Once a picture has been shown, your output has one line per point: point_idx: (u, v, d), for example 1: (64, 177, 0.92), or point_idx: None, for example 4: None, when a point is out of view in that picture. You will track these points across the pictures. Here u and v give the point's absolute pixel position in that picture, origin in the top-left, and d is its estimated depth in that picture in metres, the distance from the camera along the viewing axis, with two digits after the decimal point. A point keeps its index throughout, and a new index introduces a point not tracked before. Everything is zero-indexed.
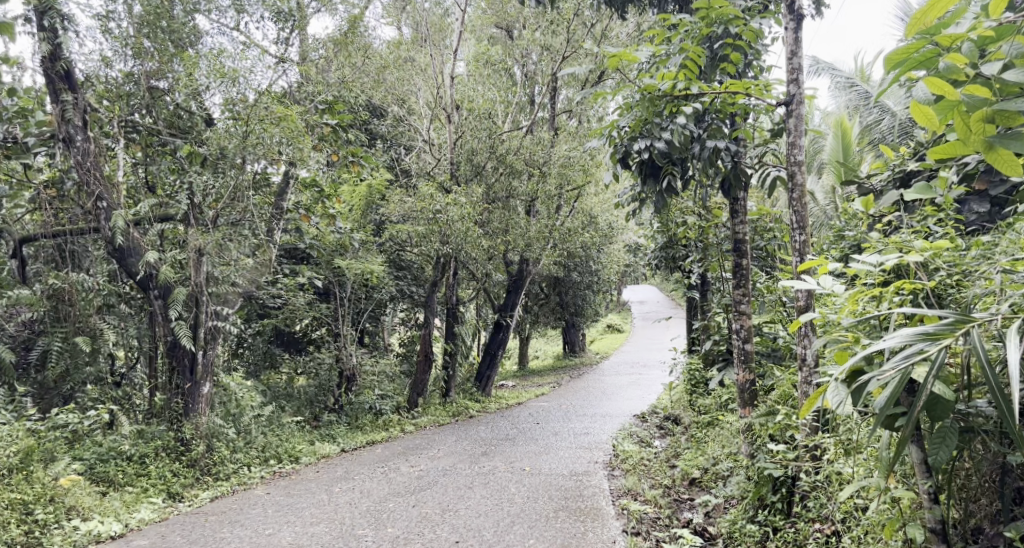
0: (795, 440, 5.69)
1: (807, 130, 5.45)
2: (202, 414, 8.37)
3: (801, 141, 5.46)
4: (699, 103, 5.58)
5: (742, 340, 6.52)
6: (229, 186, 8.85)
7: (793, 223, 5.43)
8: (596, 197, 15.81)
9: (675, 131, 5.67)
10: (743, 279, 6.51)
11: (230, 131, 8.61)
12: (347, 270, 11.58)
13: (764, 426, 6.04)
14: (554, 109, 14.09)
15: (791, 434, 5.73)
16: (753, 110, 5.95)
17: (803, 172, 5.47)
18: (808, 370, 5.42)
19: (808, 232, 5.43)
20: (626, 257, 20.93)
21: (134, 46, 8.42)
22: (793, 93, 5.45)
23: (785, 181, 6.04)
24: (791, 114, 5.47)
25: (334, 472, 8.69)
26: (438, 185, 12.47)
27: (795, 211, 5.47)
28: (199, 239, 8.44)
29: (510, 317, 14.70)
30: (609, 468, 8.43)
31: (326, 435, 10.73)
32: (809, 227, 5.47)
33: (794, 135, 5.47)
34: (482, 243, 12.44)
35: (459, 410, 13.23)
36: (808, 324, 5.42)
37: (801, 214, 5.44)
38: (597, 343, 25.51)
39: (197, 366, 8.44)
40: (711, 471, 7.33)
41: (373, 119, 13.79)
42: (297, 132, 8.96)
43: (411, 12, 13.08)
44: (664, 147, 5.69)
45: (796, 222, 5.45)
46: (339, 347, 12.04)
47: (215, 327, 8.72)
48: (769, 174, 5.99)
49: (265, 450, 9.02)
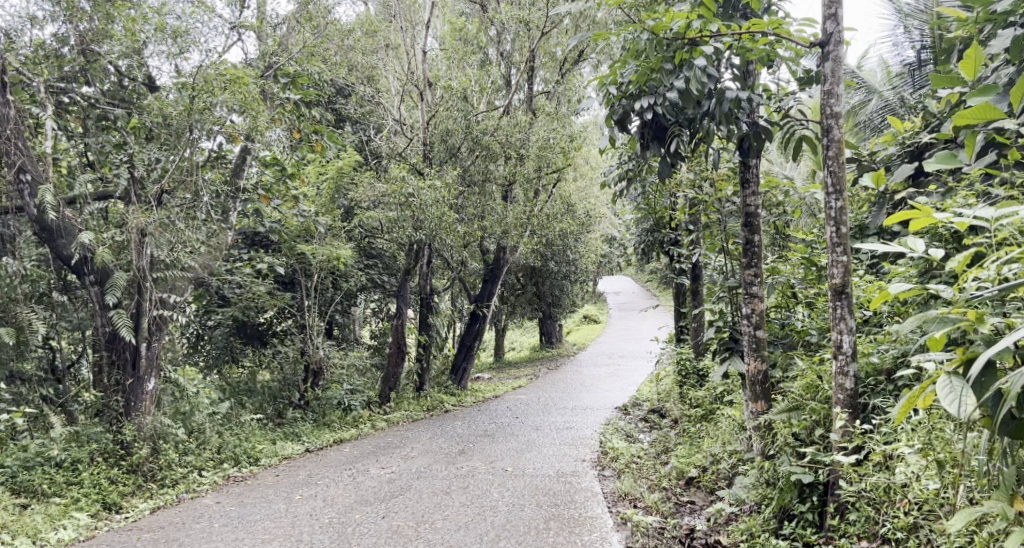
0: (829, 441, 5.17)
1: (844, 77, 4.93)
2: (145, 413, 7.55)
3: (838, 89, 4.89)
4: (719, 46, 5.05)
5: (753, 326, 5.90)
6: (176, 161, 8.05)
7: (831, 186, 4.86)
8: (574, 184, 15.07)
9: (691, 78, 4.99)
10: (754, 258, 5.88)
11: (177, 100, 7.81)
12: (311, 256, 10.74)
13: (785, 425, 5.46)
14: (531, 90, 13.28)
15: (823, 434, 5.20)
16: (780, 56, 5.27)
17: (839, 127, 4.90)
18: (844, 359, 4.90)
19: (847, 195, 4.86)
20: (602, 247, 20.23)
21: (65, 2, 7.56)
22: (830, 31, 4.89)
23: (814, 141, 5.39)
24: (827, 57, 4.94)
25: (296, 476, 7.86)
26: (410, 166, 11.66)
27: (833, 172, 4.90)
28: (140, 218, 7.54)
29: (486, 307, 13.92)
30: (599, 468, 7.72)
31: (290, 432, 9.91)
32: (847, 190, 4.91)
33: (831, 82, 4.92)
34: (457, 228, 11.69)
35: (433, 404, 12.42)
36: (845, 304, 4.86)
37: (838, 175, 4.87)
38: (573, 334, 24.85)
39: (140, 360, 7.64)
40: (710, 470, 6.72)
41: (339, 98, 12.92)
42: (250, 98, 8.08)
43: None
44: (677, 98, 5.05)
45: (832, 185, 4.89)
46: (304, 339, 11.07)
47: (161, 316, 7.81)
48: (797, 131, 5.33)
49: (220, 452, 8.20)
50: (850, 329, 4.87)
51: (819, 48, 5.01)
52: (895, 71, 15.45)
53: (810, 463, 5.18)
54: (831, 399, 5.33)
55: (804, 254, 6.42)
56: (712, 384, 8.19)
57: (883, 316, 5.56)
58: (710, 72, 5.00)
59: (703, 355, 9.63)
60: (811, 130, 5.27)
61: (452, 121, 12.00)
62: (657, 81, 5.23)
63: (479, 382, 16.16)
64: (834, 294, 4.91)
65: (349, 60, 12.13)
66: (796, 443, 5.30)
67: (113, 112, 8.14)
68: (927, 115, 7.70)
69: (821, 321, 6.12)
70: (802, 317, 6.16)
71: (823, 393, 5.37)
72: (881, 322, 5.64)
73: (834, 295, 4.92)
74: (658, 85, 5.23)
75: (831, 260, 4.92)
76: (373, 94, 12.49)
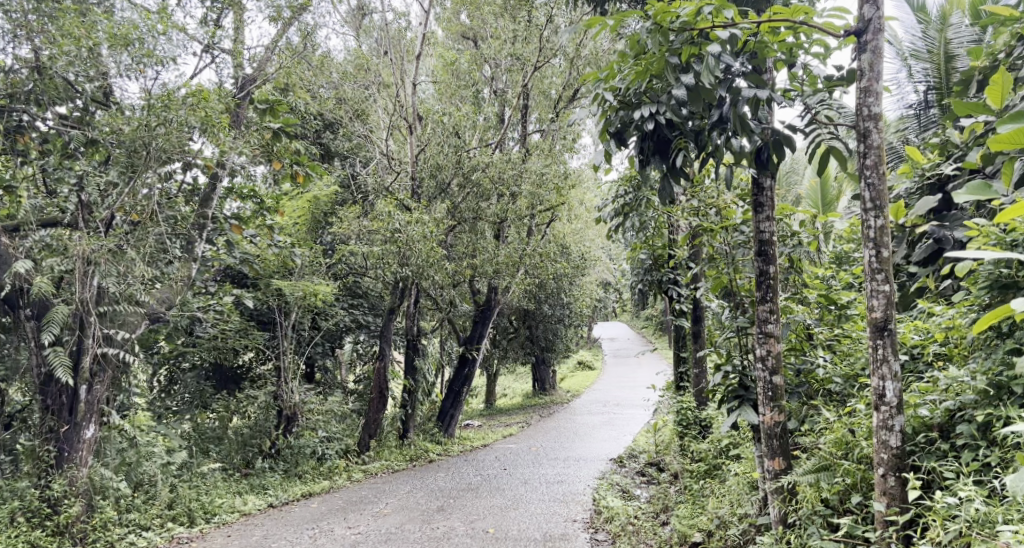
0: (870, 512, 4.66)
1: (883, 70, 4.53)
2: (80, 466, 6.85)
3: (877, 85, 4.51)
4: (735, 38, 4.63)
5: (768, 371, 5.22)
6: (135, 188, 7.31)
7: (870, 199, 4.44)
8: (567, 224, 14.38)
9: (701, 73, 4.53)
10: (768, 291, 5.20)
11: (135, 119, 7.12)
12: (288, 292, 9.98)
13: (818, 490, 4.91)
14: (525, 128, 12.65)
15: (865, 503, 4.68)
16: (801, 52, 4.85)
17: (878, 130, 4.50)
18: (887, 412, 4.43)
19: (887, 212, 4.44)
20: (598, 292, 19.47)
21: (24, 27, 6.79)
22: (868, 18, 4.51)
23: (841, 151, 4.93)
24: (865, 48, 4.55)
25: (249, 537, 7.16)
26: (397, 202, 10.96)
27: (871, 186, 4.48)
28: (84, 245, 6.77)
29: (476, 350, 12.93)
30: (591, 531, 6.98)
31: (256, 484, 9.02)
32: (887, 208, 4.49)
33: (869, 77, 4.53)
34: (447, 266, 10.90)
35: (417, 453, 11.52)
36: (888, 343, 4.43)
37: (878, 190, 4.44)
38: (568, 381, 23.96)
39: (78, 405, 6.92)
40: (718, 535, 6.00)
41: (327, 132, 12.26)
42: (213, 114, 7.44)
43: (376, 23, 11.68)
44: (684, 96, 4.58)
45: (871, 200, 4.47)
46: (279, 384, 10.33)
47: (106, 356, 7.10)
48: (823, 138, 4.86)
49: (172, 507, 7.49)
50: (892, 375, 4.43)
51: (853, 40, 4.63)
52: (901, 115, 14.85)
53: (844, 536, 4.68)
54: (866, 459, 4.82)
55: (822, 292, 5.86)
56: (717, 435, 7.47)
57: (928, 357, 5.10)
58: (725, 63, 4.53)
59: (706, 405, 8.83)
60: (838, 137, 4.82)
61: (443, 155, 11.37)
62: (657, 88, 4.77)
63: (469, 429, 15.29)
64: (875, 330, 4.47)
65: (337, 92, 11.70)
66: (828, 511, 4.80)
67: (67, 133, 7.23)
68: (947, 144, 7.03)
69: (846, 367, 5.57)
70: (825, 364, 5.52)
71: (858, 452, 4.83)
72: (925, 366, 5.09)
73: (874, 332, 4.49)
74: (659, 93, 4.77)
75: (870, 290, 4.51)
76: (361, 129, 11.88)
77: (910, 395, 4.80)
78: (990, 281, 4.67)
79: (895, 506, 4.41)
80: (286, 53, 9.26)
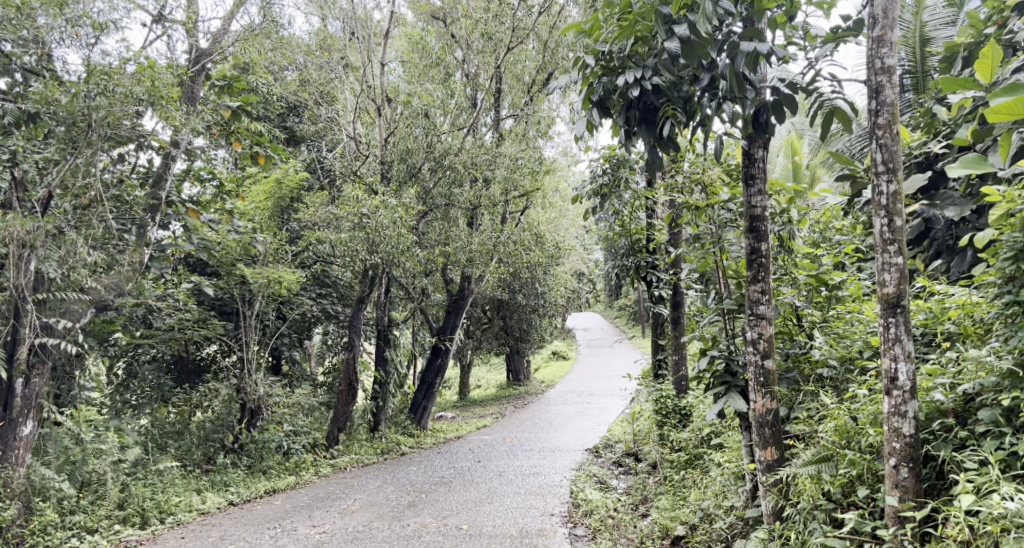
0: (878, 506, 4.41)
1: (896, 21, 4.33)
2: (17, 465, 6.39)
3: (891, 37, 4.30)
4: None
5: (760, 355, 4.92)
6: (76, 166, 6.76)
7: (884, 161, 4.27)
8: (541, 212, 13.95)
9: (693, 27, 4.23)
10: (760, 270, 4.89)
11: (72, 89, 6.57)
12: (252, 280, 9.50)
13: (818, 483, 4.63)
14: (499, 112, 12.17)
15: (871, 496, 4.43)
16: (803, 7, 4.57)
17: (891, 86, 4.31)
18: (902, 394, 4.22)
19: (901, 176, 4.29)
20: (573, 282, 19.07)
21: None
22: None
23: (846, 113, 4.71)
24: None
25: (205, 538, 6.76)
26: (365, 187, 10.42)
27: (884, 149, 4.31)
28: (17, 227, 6.27)
29: (449, 340, 12.62)
30: (570, 526, 6.62)
31: (218, 481, 8.54)
32: (900, 171, 4.32)
33: (881, 28, 4.33)
34: (418, 254, 10.41)
35: (389, 446, 11.09)
36: (900, 320, 4.23)
37: (892, 152, 4.28)
38: (543, 371, 23.57)
39: (12, 400, 6.45)
40: (704, 527, 5.70)
41: (291, 116, 12.01)
42: (161, 88, 6.88)
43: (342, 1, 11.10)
44: (675, 52, 4.27)
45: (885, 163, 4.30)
46: (242, 375, 9.83)
47: (46, 346, 6.62)
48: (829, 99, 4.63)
49: (123, 508, 7.07)
50: (905, 355, 4.23)
51: None
52: None
53: (850, 533, 4.43)
54: (873, 448, 4.56)
55: (812, 272, 5.49)
56: (699, 424, 7.15)
57: (937, 338, 4.86)
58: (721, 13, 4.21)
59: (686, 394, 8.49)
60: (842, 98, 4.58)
61: (412, 140, 10.69)
62: (643, 51, 4.53)
63: (441, 421, 14.90)
64: (885, 307, 4.29)
65: (301, 73, 11.34)
66: (832, 506, 4.52)
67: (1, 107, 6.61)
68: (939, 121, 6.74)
69: (842, 350, 5.27)
70: (820, 346, 5.24)
71: (863, 441, 4.58)
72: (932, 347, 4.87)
73: (885, 309, 4.29)
74: (644, 57, 4.53)
75: (880, 264, 4.32)
76: (327, 111, 11.45)
77: (920, 379, 4.58)
78: (1014, 251, 4.29)
79: (912, 498, 4.20)
80: (245, 30, 8.64)
